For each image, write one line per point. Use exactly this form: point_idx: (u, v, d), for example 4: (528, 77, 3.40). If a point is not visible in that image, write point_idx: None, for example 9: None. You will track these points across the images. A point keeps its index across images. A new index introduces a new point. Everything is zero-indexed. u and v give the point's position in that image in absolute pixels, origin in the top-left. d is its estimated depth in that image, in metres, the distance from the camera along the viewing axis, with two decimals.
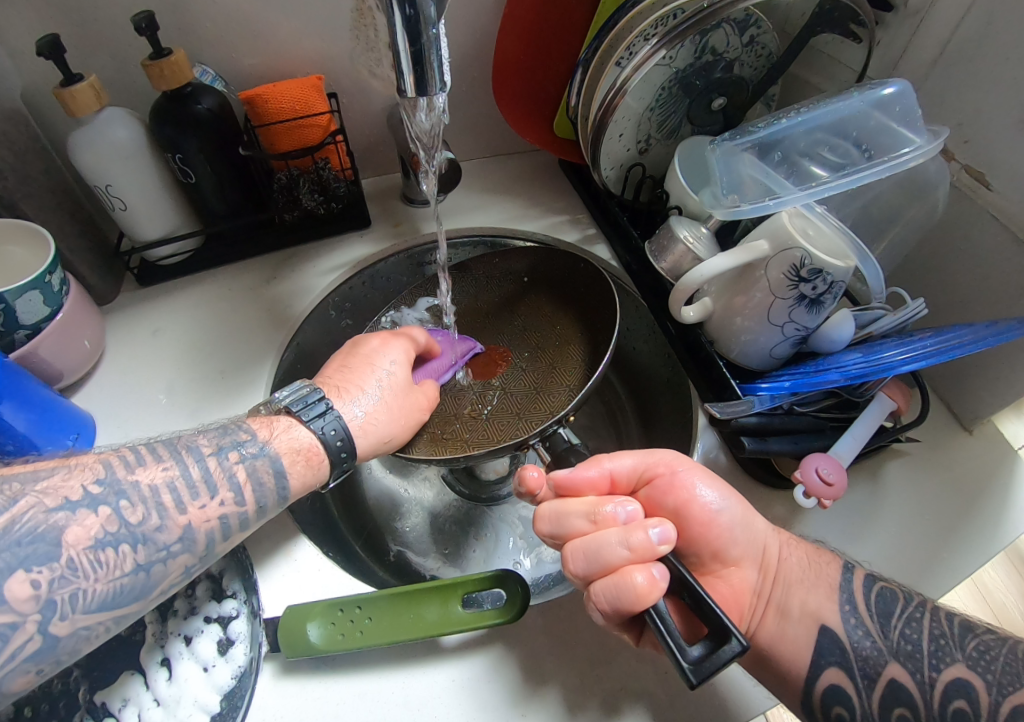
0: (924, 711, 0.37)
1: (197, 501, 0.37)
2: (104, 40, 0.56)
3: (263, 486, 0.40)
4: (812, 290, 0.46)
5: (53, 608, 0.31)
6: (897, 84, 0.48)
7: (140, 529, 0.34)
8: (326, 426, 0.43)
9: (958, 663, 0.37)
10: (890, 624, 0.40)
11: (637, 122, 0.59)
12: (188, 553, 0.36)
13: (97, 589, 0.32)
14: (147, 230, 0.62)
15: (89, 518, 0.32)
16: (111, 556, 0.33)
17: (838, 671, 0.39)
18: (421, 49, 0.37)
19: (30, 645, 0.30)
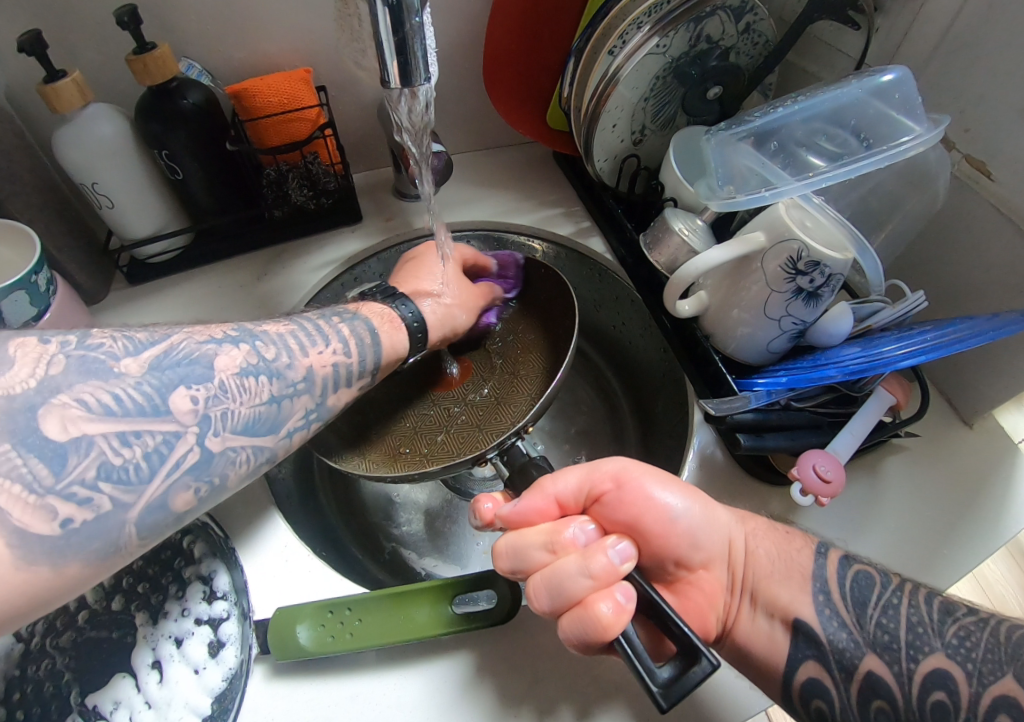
0: (902, 703, 0.35)
1: (316, 349, 0.43)
2: (88, 35, 0.55)
3: (363, 343, 0.46)
4: (809, 283, 0.45)
5: (208, 423, 0.35)
6: (897, 71, 0.47)
7: (273, 365, 0.40)
8: (404, 307, 0.51)
9: (936, 653, 0.35)
10: (866, 612, 0.38)
11: (631, 112, 0.57)
12: (308, 396, 0.41)
13: (242, 410, 0.37)
14: (136, 228, 0.61)
15: (233, 351, 0.38)
16: (252, 384, 0.38)
17: (815, 665, 0.38)
18: (404, 38, 0.36)
19: (191, 457, 0.34)
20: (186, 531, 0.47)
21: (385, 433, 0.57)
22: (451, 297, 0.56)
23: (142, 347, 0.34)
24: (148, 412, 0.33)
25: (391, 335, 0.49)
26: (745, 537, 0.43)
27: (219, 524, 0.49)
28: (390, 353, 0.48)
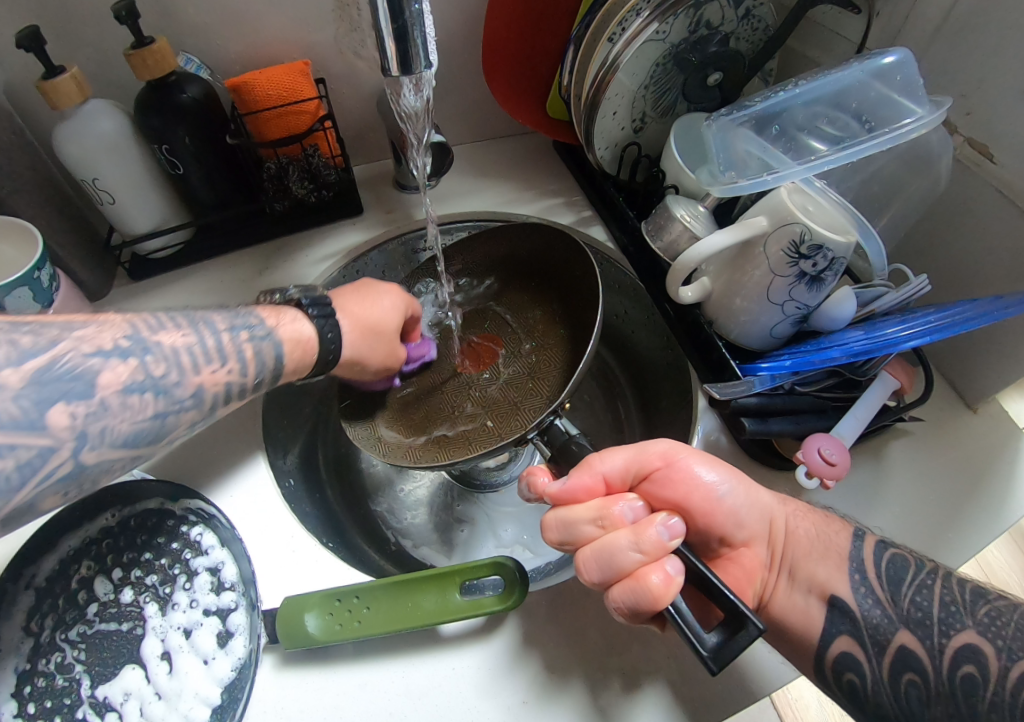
0: (933, 677, 0.36)
1: (210, 365, 0.36)
2: (85, 30, 0.55)
3: (264, 362, 0.40)
4: (812, 267, 0.45)
5: (84, 440, 0.30)
6: (898, 52, 0.46)
7: (161, 381, 0.34)
8: (323, 322, 0.45)
9: (968, 630, 0.37)
10: (901, 590, 0.39)
11: (631, 100, 0.57)
12: (195, 412, 0.36)
13: (121, 428, 0.32)
14: (137, 223, 0.61)
15: (119, 365, 0.32)
16: (138, 402, 0.33)
17: (849, 639, 0.39)
18: (405, 26, 0.36)
19: (63, 470, 0.30)
20: (193, 520, 0.47)
21: (423, 415, 0.59)
22: (370, 338, 0.51)
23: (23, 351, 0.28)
24: (18, 427, 0.27)
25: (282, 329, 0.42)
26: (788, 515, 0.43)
27: (227, 515, 0.49)
28: (295, 356, 0.43)
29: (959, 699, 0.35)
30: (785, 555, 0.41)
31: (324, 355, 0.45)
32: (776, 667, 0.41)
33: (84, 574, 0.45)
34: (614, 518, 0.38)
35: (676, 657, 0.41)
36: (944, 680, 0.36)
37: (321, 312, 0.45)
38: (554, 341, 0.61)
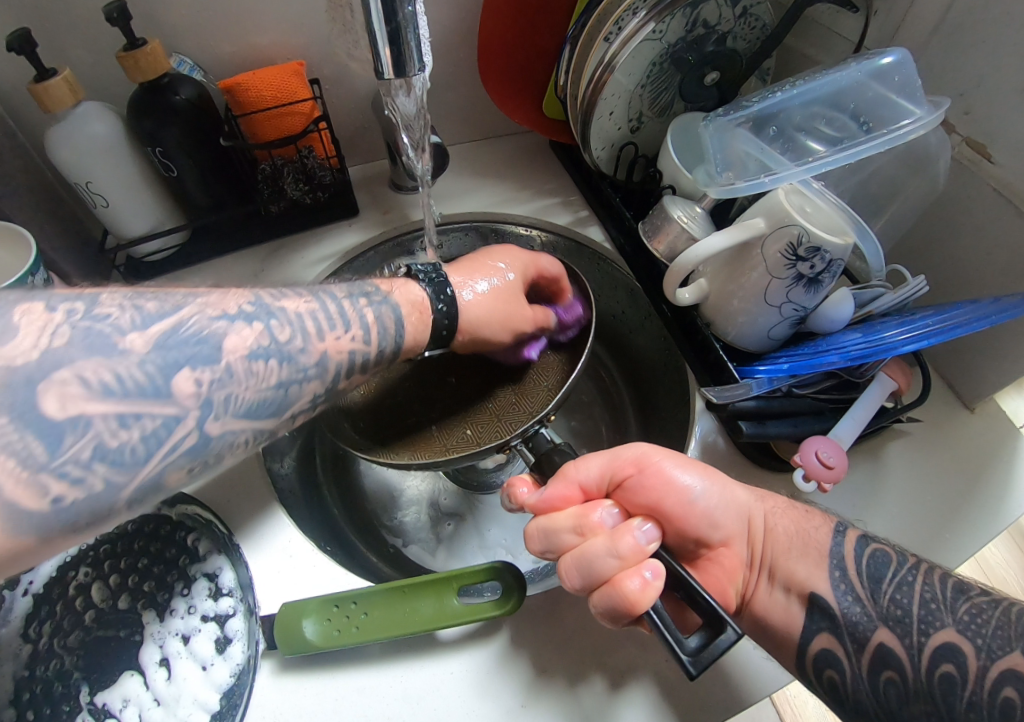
0: (911, 674, 0.36)
1: (332, 333, 0.41)
2: (76, 32, 0.54)
3: (386, 330, 0.45)
4: (810, 269, 0.45)
5: (209, 407, 0.33)
6: (896, 53, 0.46)
7: (286, 348, 0.38)
8: (439, 295, 0.49)
9: (947, 628, 0.36)
10: (881, 589, 0.38)
11: (628, 99, 0.57)
12: (318, 380, 0.40)
13: (246, 395, 0.35)
14: (131, 226, 0.60)
15: (244, 330, 0.36)
16: (261, 368, 0.36)
17: (828, 636, 0.38)
18: (398, 28, 0.36)
19: (189, 440, 0.33)
20: (190, 528, 0.47)
21: (393, 415, 0.57)
22: (490, 303, 0.52)
23: (150, 319, 0.32)
24: (149, 393, 0.31)
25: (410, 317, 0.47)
26: (767, 513, 0.43)
27: (223, 521, 0.49)
28: (412, 330, 0.47)
29: (937, 698, 0.35)
30: (764, 554, 0.42)
31: (439, 324, 0.48)
32: (763, 665, 0.41)
33: (81, 580, 0.45)
34: (592, 524, 0.39)
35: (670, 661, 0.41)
36: (923, 678, 0.35)
37: (433, 285, 0.49)
38: (554, 361, 0.60)
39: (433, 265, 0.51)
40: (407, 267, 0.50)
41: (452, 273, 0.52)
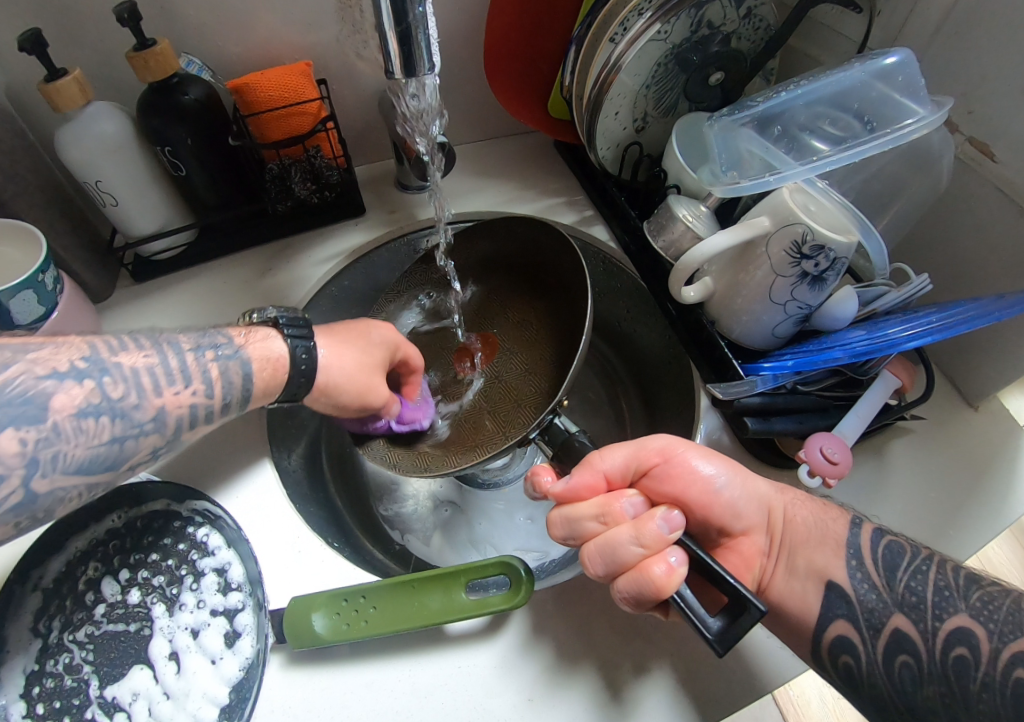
0: (925, 658, 0.36)
1: (172, 387, 0.36)
2: (87, 32, 0.55)
3: (230, 382, 0.39)
4: (814, 267, 0.46)
5: (35, 466, 0.31)
6: (898, 54, 0.46)
7: (120, 403, 0.34)
8: (302, 352, 0.44)
9: (960, 613, 0.36)
10: (897, 576, 0.39)
11: (633, 100, 0.57)
12: (157, 436, 0.36)
13: (76, 453, 0.32)
14: (140, 225, 0.61)
15: (74, 388, 0.32)
16: (93, 425, 0.33)
17: (845, 623, 0.39)
18: (408, 28, 0.37)
19: (11, 500, 0.31)
20: (199, 522, 0.48)
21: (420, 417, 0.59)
22: (348, 368, 0.47)
23: None
24: None
25: (260, 359, 0.41)
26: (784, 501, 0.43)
27: (233, 516, 0.49)
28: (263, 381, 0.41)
29: (950, 681, 0.35)
30: (780, 541, 0.42)
31: (296, 368, 0.43)
32: (769, 657, 0.42)
33: (90, 575, 0.45)
34: (613, 510, 0.39)
35: (678, 654, 0.42)
36: (936, 664, 0.36)
37: (301, 338, 0.44)
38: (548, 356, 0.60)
39: (300, 316, 0.46)
40: (273, 317, 0.44)
41: (317, 335, 0.47)
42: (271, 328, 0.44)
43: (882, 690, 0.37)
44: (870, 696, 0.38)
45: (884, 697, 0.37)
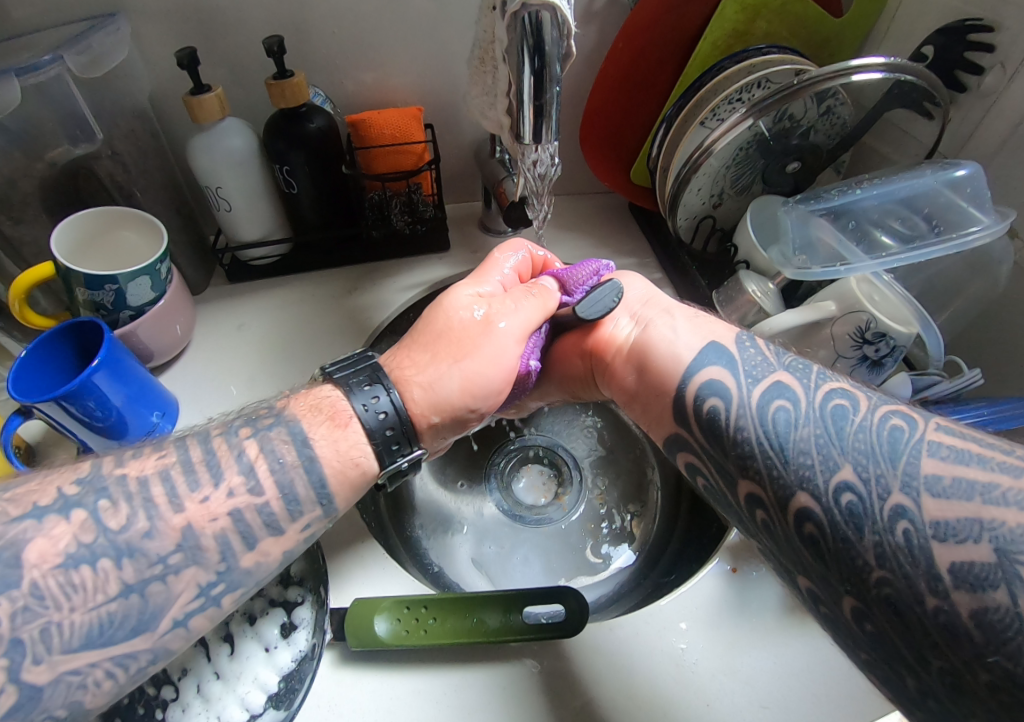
0: (803, 405, 0.38)
1: (197, 496, 0.35)
2: (232, 61, 0.62)
3: (282, 468, 0.38)
4: (875, 352, 0.50)
5: (21, 650, 0.29)
6: (969, 166, 0.50)
7: (124, 540, 0.33)
8: (372, 411, 0.41)
9: (839, 380, 0.39)
10: (784, 354, 0.43)
11: (713, 177, 0.62)
12: (195, 566, 0.35)
13: (72, 621, 0.31)
14: (246, 232, 0.66)
15: (58, 528, 0.32)
16: (86, 578, 0.32)
17: (721, 370, 0.42)
18: (543, 103, 0.43)
19: (4, 701, 0.29)
20: None
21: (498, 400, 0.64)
22: (461, 378, 0.46)
23: None
24: None
25: (332, 445, 0.40)
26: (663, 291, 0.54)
27: None
28: (334, 468, 0.40)
29: (826, 424, 0.37)
30: (656, 307, 0.51)
31: (380, 444, 0.41)
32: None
33: None
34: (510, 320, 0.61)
35: (711, 706, 0.44)
36: (817, 412, 0.37)
37: (372, 393, 0.42)
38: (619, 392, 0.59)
39: (352, 360, 0.45)
40: (323, 370, 0.44)
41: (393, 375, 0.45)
42: (324, 381, 0.44)
43: (751, 433, 0.38)
44: (737, 443, 0.39)
45: (755, 444, 0.38)
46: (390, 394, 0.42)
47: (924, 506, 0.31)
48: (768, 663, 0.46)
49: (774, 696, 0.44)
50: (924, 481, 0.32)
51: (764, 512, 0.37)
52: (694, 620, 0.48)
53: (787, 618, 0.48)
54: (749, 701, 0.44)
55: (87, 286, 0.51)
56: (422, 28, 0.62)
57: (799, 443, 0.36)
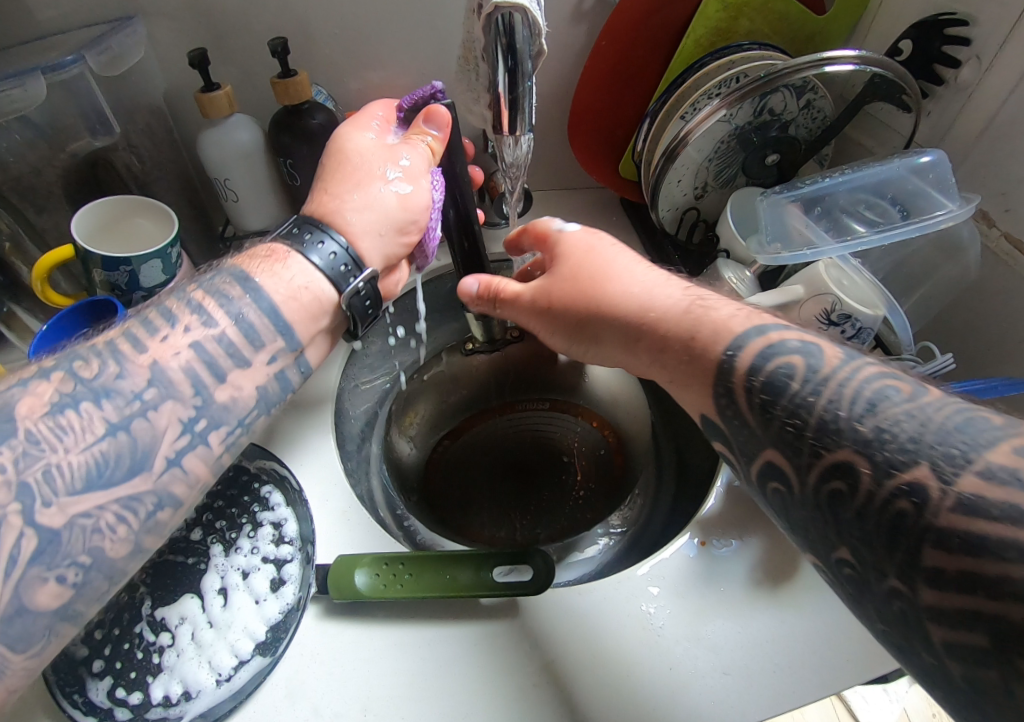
0: (857, 492, 0.29)
1: (159, 338, 0.39)
2: (241, 61, 0.66)
3: (235, 306, 0.42)
4: (842, 333, 0.53)
5: (30, 492, 0.32)
6: (933, 153, 0.52)
7: (99, 383, 0.36)
8: (318, 248, 0.46)
9: (922, 464, 0.27)
10: (879, 408, 0.30)
11: (695, 170, 0.65)
12: (172, 401, 0.38)
13: (70, 460, 0.34)
14: (252, 221, 0.71)
15: (41, 387, 0.35)
16: (74, 419, 0.34)
17: (774, 450, 0.33)
18: (517, 96, 0.46)
19: (28, 545, 0.32)
20: (266, 480, 0.55)
21: (452, 450, 0.79)
22: (388, 207, 0.49)
23: None
24: None
25: (275, 279, 0.44)
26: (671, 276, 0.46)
27: (295, 476, 0.56)
28: (285, 298, 0.44)
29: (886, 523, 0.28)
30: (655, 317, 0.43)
31: (334, 273, 0.46)
32: (764, 687, 0.45)
33: None
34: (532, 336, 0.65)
35: (673, 669, 0.46)
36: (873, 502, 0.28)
37: (314, 235, 0.46)
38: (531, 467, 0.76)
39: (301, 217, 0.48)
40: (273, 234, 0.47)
41: (316, 210, 0.48)
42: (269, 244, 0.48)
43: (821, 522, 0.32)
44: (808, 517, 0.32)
45: (818, 521, 0.32)
46: (336, 242, 0.47)
47: (959, 483, 0.26)
48: (731, 632, 0.48)
49: (737, 663, 0.46)
50: (964, 454, 0.26)
51: (727, 448, 0.38)
52: (664, 586, 0.50)
53: (754, 590, 0.50)
54: (711, 666, 0.46)
55: (104, 267, 0.56)
56: (418, 29, 0.66)
57: (786, 412, 0.33)
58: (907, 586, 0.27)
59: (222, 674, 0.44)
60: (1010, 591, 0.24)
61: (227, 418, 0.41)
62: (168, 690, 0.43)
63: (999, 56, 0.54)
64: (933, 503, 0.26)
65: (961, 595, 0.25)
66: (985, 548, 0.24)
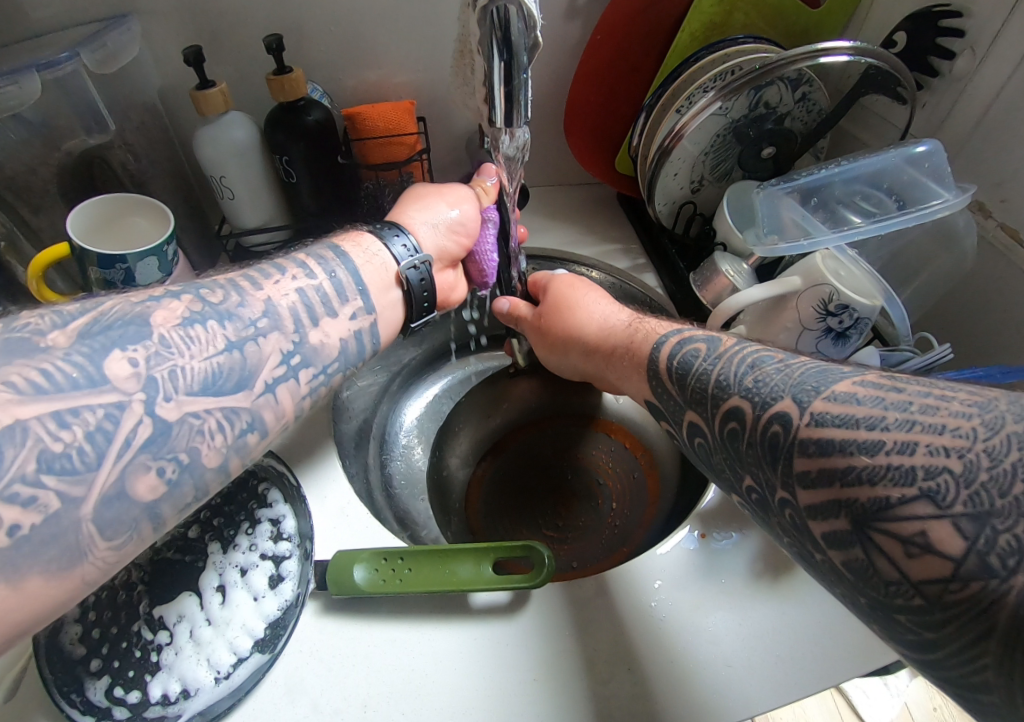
0: (755, 424, 0.35)
1: (273, 282, 0.43)
2: (236, 59, 0.66)
3: (328, 264, 0.47)
4: (839, 324, 0.53)
5: (155, 386, 0.33)
6: (928, 141, 0.52)
7: (223, 307, 0.39)
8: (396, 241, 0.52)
9: (785, 398, 0.34)
10: (776, 370, 0.36)
11: (691, 163, 0.65)
12: (278, 332, 0.41)
13: (194, 364, 0.36)
14: (247, 219, 0.70)
15: (173, 304, 0.37)
16: (201, 333, 0.37)
17: (694, 413, 0.40)
18: (512, 89, 0.46)
19: (143, 432, 0.33)
20: (264, 477, 0.55)
21: (484, 469, 0.73)
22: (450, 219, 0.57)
23: (72, 319, 0.34)
24: (83, 385, 0.31)
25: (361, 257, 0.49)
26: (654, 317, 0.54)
27: (293, 474, 0.56)
28: (370, 274, 0.49)
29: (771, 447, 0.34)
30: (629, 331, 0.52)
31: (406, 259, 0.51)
32: (764, 678, 0.45)
33: None
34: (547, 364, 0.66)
35: (674, 661, 0.46)
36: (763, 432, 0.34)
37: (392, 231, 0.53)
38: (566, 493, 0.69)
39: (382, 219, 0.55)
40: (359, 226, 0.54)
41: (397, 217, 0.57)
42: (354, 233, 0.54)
43: (753, 480, 0.35)
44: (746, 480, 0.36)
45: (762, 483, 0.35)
46: (409, 237, 0.53)
47: (811, 406, 0.32)
48: (732, 624, 0.47)
49: (737, 656, 0.46)
50: (815, 386, 0.33)
51: (668, 423, 0.44)
52: (666, 579, 0.50)
53: (755, 582, 0.50)
54: (713, 658, 0.46)
55: (100, 265, 0.56)
56: (413, 26, 0.66)
57: (695, 379, 0.41)
58: (791, 493, 0.32)
59: (220, 672, 0.44)
60: (855, 476, 0.29)
61: (314, 360, 0.43)
62: (166, 689, 0.43)
63: (993, 47, 0.54)
64: (795, 424, 0.32)
65: (824, 489, 0.30)
66: (833, 447, 0.30)
